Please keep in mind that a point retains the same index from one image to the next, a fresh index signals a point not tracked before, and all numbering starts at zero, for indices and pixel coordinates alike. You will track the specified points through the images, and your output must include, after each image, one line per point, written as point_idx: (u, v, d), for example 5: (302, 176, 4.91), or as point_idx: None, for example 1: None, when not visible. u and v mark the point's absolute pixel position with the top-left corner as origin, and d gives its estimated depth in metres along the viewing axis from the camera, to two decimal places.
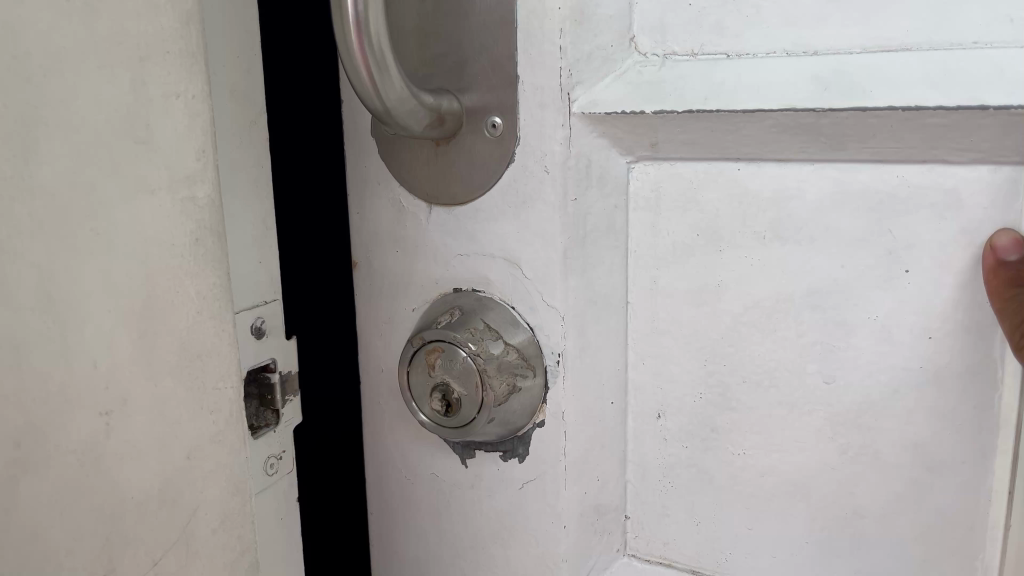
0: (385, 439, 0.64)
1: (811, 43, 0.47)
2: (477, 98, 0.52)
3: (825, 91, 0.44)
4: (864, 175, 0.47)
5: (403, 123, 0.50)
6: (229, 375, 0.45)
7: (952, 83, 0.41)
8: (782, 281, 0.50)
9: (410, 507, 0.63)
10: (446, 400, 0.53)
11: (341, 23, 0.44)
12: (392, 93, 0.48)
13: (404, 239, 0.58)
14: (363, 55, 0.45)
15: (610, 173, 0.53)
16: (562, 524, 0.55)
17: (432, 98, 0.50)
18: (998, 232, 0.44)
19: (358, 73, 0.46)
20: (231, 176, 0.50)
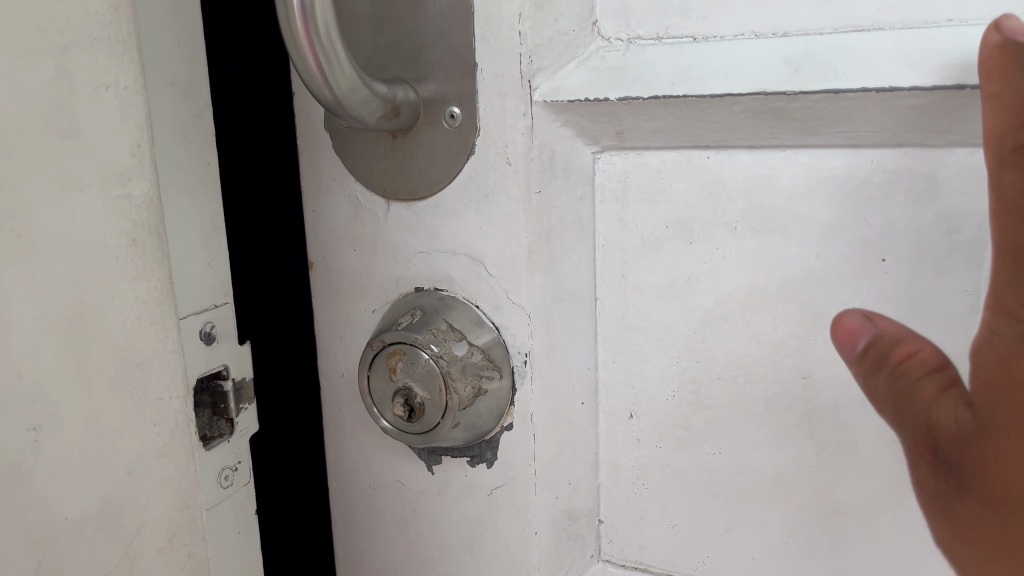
0: (347, 447, 0.61)
1: (781, 24, 0.45)
2: (434, 87, 0.49)
3: (796, 73, 0.42)
4: (838, 161, 0.45)
5: (355, 114, 0.47)
6: (175, 386, 0.41)
7: (926, 63, 0.40)
8: (755, 272, 0.48)
9: (374, 516, 0.61)
10: (409, 405, 0.50)
11: (285, 10, 0.42)
12: (342, 81, 0.45)
13: (360, 237, 0.55)
14: (310, 43, 0.42)
15: (574, 164, 0.51)
16: (533, 531, 0.53)
17: (385, 87, 0.48)
18: (1007, 16, 0.37)
19: (304, 60, 0.43)
20: (176, 174, 0.46)
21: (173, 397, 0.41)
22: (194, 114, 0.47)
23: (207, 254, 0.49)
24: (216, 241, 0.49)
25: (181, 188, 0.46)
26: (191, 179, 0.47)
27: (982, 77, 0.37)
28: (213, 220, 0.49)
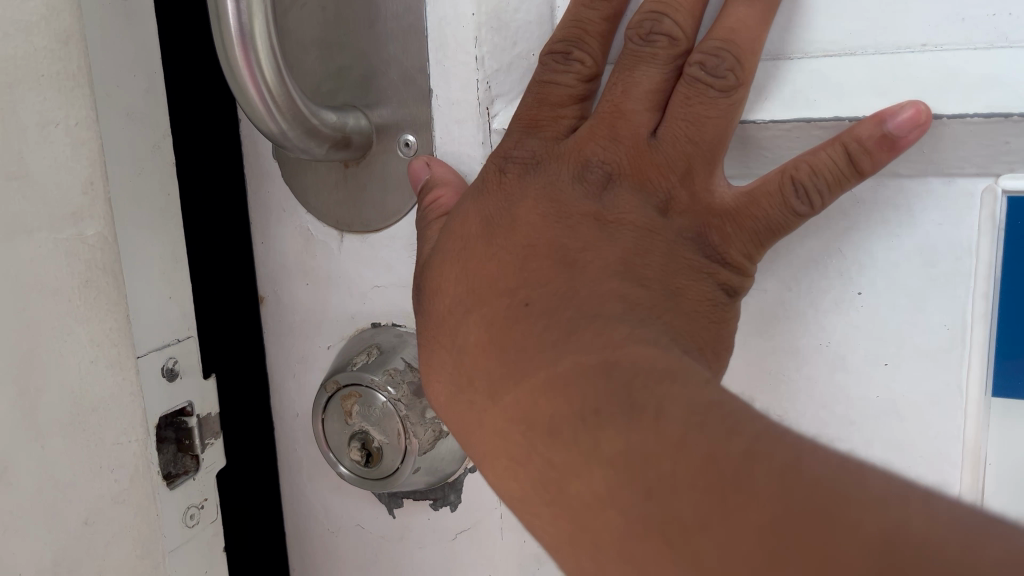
0: (306, 489, 0.58)
1: None
2: (387, 114, 0.47)
3: (764, 99, 0.40)
4: None
5: (304, 147, 0.44)
6: (132, 430, 0.46)
7: (901, 89, 0.37)
8: None
9: (338, 560, 0.58)
10: (365, 450, 0.48)
11: (224, 41, 0.39)
12: (289, 117, 0.42)
13: (313, 271, 0.53)
14: (251, 75, 0.40)
15: None
16: None
17: (334, 115, 0.45)
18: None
19: (246, 94, 0.41)
20: (133, 210, 0.44)
21: (133, 438, 0.46)
22: (153, 144, 0.45)
23: (168, 289, 0.47)
24: (178, 273, 0.47)
25: (140, 220, 0.44)
26: (150, 213, 0.45)
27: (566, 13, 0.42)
28: (175, 250, 0.47)
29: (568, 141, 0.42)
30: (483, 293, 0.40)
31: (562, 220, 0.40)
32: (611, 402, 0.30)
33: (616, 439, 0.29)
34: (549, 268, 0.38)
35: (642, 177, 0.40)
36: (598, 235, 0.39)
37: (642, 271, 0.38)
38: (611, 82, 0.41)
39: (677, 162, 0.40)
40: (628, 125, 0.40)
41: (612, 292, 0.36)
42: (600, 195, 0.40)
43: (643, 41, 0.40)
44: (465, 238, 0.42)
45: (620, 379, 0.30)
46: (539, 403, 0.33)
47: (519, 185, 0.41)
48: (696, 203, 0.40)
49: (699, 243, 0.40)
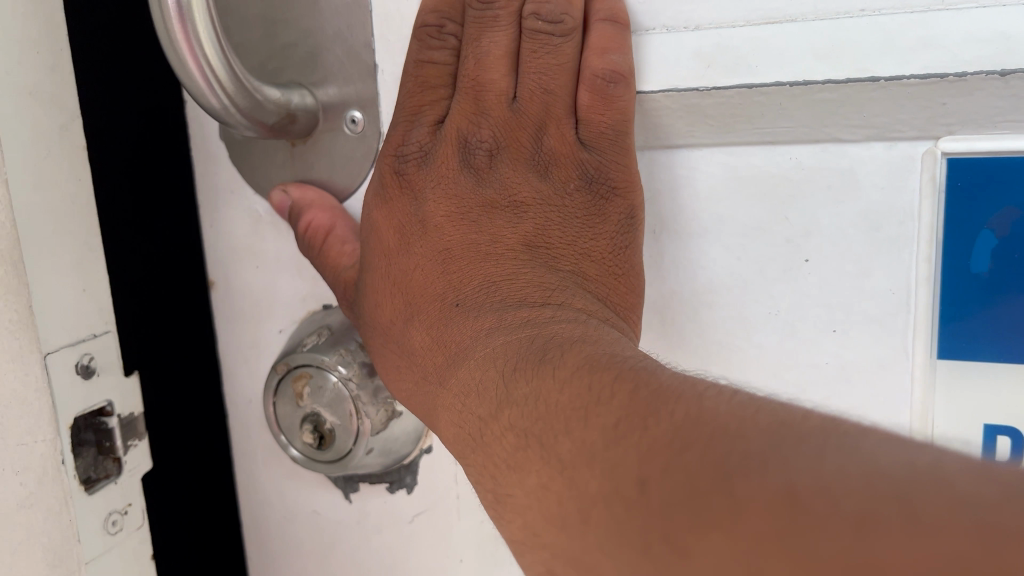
0: (260, 478, 0.57)
1: (695, 17, 0.40)
2: (333, 92, 0.46)
3: (708, 68, 0.40)
4: (758, 158, 0.42)
5: (249, 124, 0.43)
6: (37, 430, 0.42)
7: (840, 53, 0.38)
8: (675, 278, 0.45)
9: (291, 550, 0.57)
10: (318, 432, 0.48)
11: (161, 16, 0.38)
12: (232, 92, 0.41)
13: (263, 253, 0.52)
14: (192, 52, 0.39)
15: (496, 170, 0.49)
16: (459, 557, 0.51)
17: (280, 93, 0.44)
18: None
19: (189, 75, 0.39)
20: (32, 195, 0.40)
21: (40, 438, 0.42)
22: (61, 125, 0.41)
23: (80, 279, 0.43)
24: (88, 262, 0.43)
25: (39, 205, 0.40)
26: (51, 198, 0.41)
27: None
28: (87, 240, 0.43)
29: (446, 127, 0.49)
30: (418, 301, 0.44)
31: (463, 215, 0.47)
32: (527, 362, 0.32)
33: (524, 396, 0.31)
34: (471, 263, 0.44)
35: (521, 147, 0.48)
36: (504, 224, 0.46)
37: (555, 250, 0.46)
38: (463, 54, 0.47)
39: (540, 113, 0.48)
40: (491, 94, 0.47)
41: (529, 279, 0.42)
42: (497, 184, 0.48)
43: (546, 27, 0.45)
44: (385, 246, 0.47)
45: (525, 347, 0.34)
46: (461, 372, 0.36)
47: (420, 183, 0.48)
48: (609, 170, 0.46)
49: (592, 187, 0.47)
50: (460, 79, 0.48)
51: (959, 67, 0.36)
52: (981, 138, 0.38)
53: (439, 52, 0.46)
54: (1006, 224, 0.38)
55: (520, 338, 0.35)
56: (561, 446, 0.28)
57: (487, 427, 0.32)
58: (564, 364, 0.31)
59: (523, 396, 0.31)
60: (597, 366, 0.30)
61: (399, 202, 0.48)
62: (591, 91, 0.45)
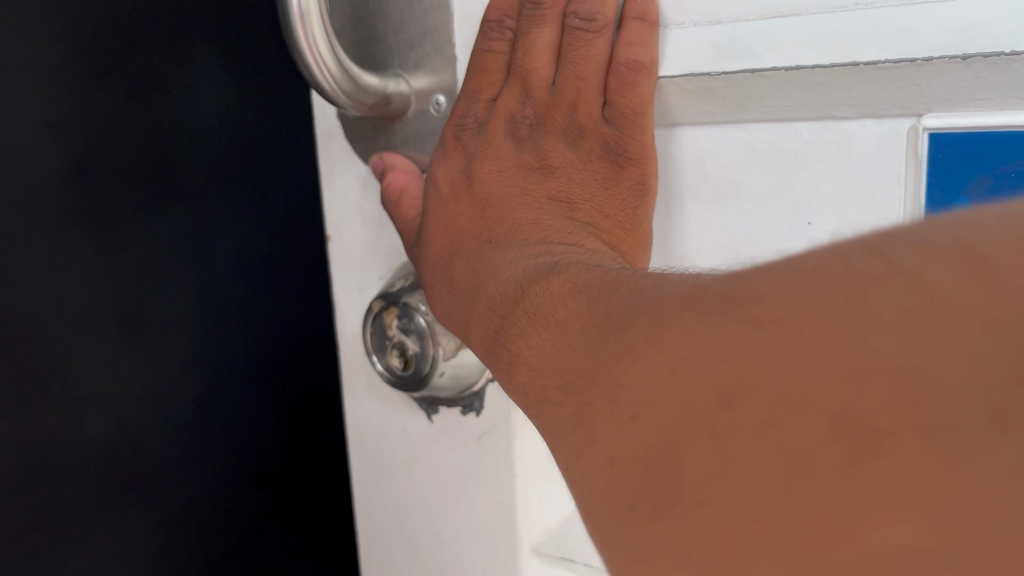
0: (363, 399, 0.68)
1: (715, 12, 0.47)
2: (422, 80, 0.56)
3: (720, 56, 0.47)
4: (769, 133, 0.48)
5: (352, 104, 0.51)
6: None
7: (831, 42, 0.44)
8: (700, 238, 0.52)
9: (387, 460, 0.69)
10: (403, 356, 0.59)
11: (286, 17, 0.46)
12: (338, 77, 0.49)
13: (370, 211, 0.63)
14: (308, 46, 0.47)
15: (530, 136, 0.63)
16: (516, 472, 0.60)
17: (377, 80, 0.52)
18: None
19: (305, 64, 0.48)
20: None
21: None
22: None
23: None
24: None
25: None
26: None
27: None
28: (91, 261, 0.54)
29: (499, 102, 0.61)
30: (462, 236, 0.58)
31: (504, 172, 0.61)
32: (534, 274, 0.44)
33: (545, 289, 0.40)
34: (503, 211, 0.58)
35: (556, 121, 0.61)
36: (537, 182, 0.61)
37: (575, 200, 0.60)
38: (517, 45, 0.59)
39: (571, 95, 0.59)
40: (534, 77, 0.60)
41: (545, 223, 0.55)
42: (533, 149, 0.62)
43: (584, 24, 0.56)
44: (446, 195, 0.60)
45: (534, 269, 0.44)
46: (482, 283, 0.49)
47: (474, 147, 0.61)
48: (623, 143, 0.57)
49: (609, 155, 0.59)
50: (513, 66, 0.60)
51: (928, 53, 0.42)
52: (959, 115, 0.42)
53: (498, 43, 0.58)
54: (980, 190, 0.42)
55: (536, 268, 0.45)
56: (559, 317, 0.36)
57: (504, 328, 0.42)
58: (564, 269, 0.42)
59: (527, 301, 0.41)
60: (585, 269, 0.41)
61: (458, 161, 0.61)
62: (616, 78, 0.55)
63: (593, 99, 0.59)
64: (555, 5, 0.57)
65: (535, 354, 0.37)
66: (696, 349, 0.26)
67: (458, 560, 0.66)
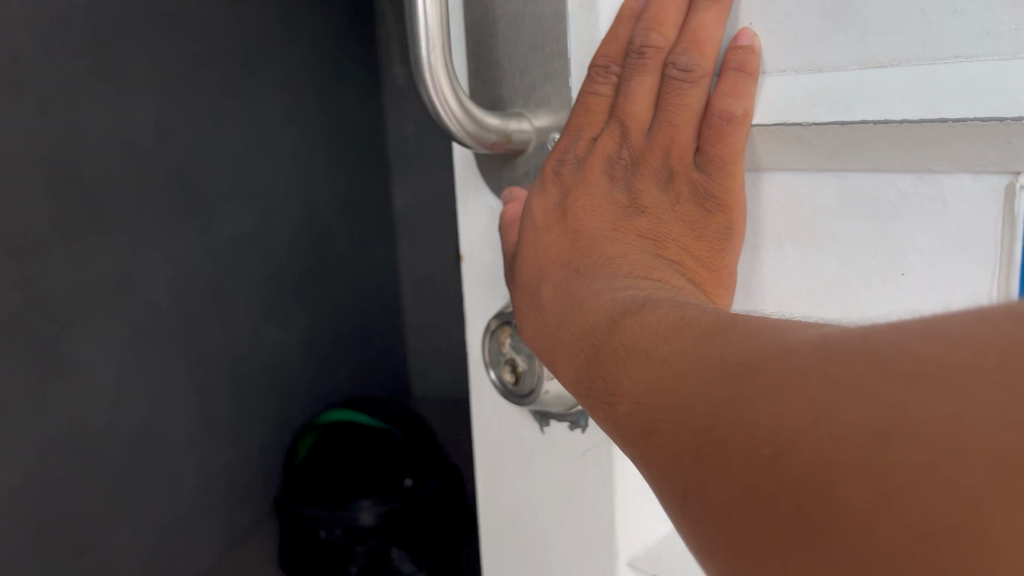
0: (484, 405, 0.71)
1: (819, 61, 0.47)
2: (544, 119, 0.59)
3: (815, 106, 0.47)
4: (866, 182, 0.48)
5: (478, 145, 0.54)
6: None
7: (925, 94, 0.43)
8: (793, 281, 0.52)
9: (501, 463, 0.71)
10: (514, 370, 0.63)
11: (417, 70, 0.50)
12: (463, 121, 0.52)
13: (491, 238, 0.66)
14: (438, 98, 0.50)
15: (620, 180, 0.60)
16: (613, 489, 0.61)
17: (500, 121, 0.55)
18: (621, 28, 0.57)
19: (439, 114, 0.51)
20: None
21: None
22: None
23: None
24: None
25: None
26: None
27: (620, 29, 0.57)
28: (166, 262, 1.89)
29: (596, 142, 0.60)
30: (548, 264, 0.56)
31: (595, 207, 0.59)
32: (622, 311, 0.45)
33: (638, 321, 0.43)
34: (588, 244, 0.57)
35: (652, 162, 0.59)
36: (629, 219, 0.58)
37: (662, 240, 0.57)
38: (620, 89, 0.58)
39: (666, 140, 0.58)
40: (633, 121, 0.59)
41: (633, 257, 0.53)
42: (628, 189, 0.60)
43: (679, 74, 0.55)
44: (542, 225, 0.58)
45: (621, 303, 0.46)
46: (582, 315, 0.48)
47: (568, 181, 0.60)
48: (714, 188, 0.55)
49: (699, 201, 0.57)
50: (615, 108, 0.59)
51: (1017, 111, 0.40)
52: None
53: (603, 87, 0.58)
54: None
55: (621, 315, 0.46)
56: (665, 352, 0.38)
57: (596, 359, 0.44)
58: (652, 309, 0.43)
59: (621, 335, 0.43)
60: (677, 320, 0.41)
61: (552, 192, 0.59)
62: (711, 126, 0.54)
63: (688, 143, 0.57)
64: (655, 56, 0.56)
65: (638, 384, 0.39)
66: (809, 389, 0.29)
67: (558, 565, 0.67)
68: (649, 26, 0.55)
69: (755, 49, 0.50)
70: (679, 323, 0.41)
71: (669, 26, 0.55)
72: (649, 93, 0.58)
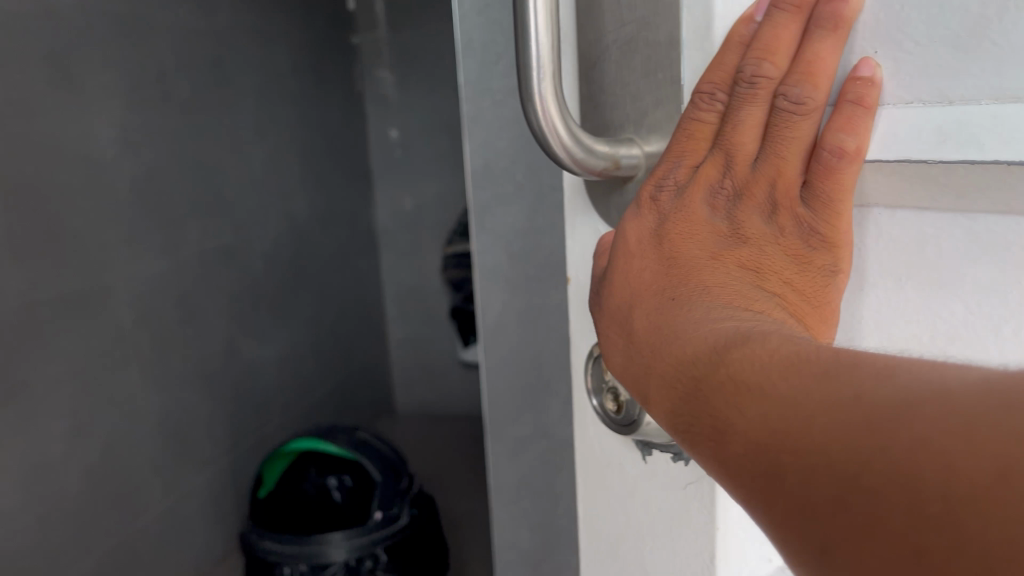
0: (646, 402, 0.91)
1: (960, 97, 0.57)
2: (656, 144, 0.80)
3: (949, 141, 0.57)
4: (1003, 217, 0.61)
5: (586, 169, 0.75)
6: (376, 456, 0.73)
7: None
8: (932, 298, 0.67)
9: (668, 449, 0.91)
10: None
11: (531, 106, 0.70)
12: (570, 146, 0.72)
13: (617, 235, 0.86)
14: (542, 128, 0.70)
15: (722, 205, 0.72)
16: None
17: (608, 148, 0.76)
18: (765, 60, 0.66)
19: (544, 141, 0.71)
20: None
21: None
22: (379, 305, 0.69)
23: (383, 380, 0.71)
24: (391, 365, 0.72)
25: None
26: None
27: (778, 59, 0.66)
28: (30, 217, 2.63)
29: (701, 166, 0.72)
30: (649, 287, 0.70)
31: (701, 242, 0.70)
32: (727, 343, 0.55)
33: (742, 354, 0.52)
34: (697, 271, 0.68)
35: (758, 193, 0.69)
36: (728, 246, 0.70)
37: (764, 270, 0.69)
38: (729, 119, 0.70)
39: (772, 173, 0.68)
40: (740, 150, 0.70)
41: (728, 289, 0.65)
42: (731, 217, 0.71)
43: (792, 106, 0.65)
44: (639, 243, 0.73)
45: (730, 333, 0.56)
46: (690, 360, 0.57)
47: (667, 205, 0.73)
48: (814, 224, 0.68)
49: (802, 235, 0.68)
50: (720, 137, 0.71)
51: None
52: None
53: (707, 110, 0.71)
54: None
55: (726, 334, 0.57)
56: (777, 389, 0.47)
57: (698, 391, 0.54)
58: (766, 341, 0.52)
59: (726, 369, 0.52)
60: (802, 363, 0.48)
61: (659, 223, 0.73)
62: (818, 163, 0.65)
63: (791, 171, 0.68)
64: (767, 85, 0.67)
65: (765, 416, 0.47)
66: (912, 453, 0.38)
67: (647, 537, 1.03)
68: (761, 59, 0.66)
69: (876, 73, 0.61)
70: (791, 345, 0.51)
71: (778, 54, 0.66)
72: (758, 122, 0.69)
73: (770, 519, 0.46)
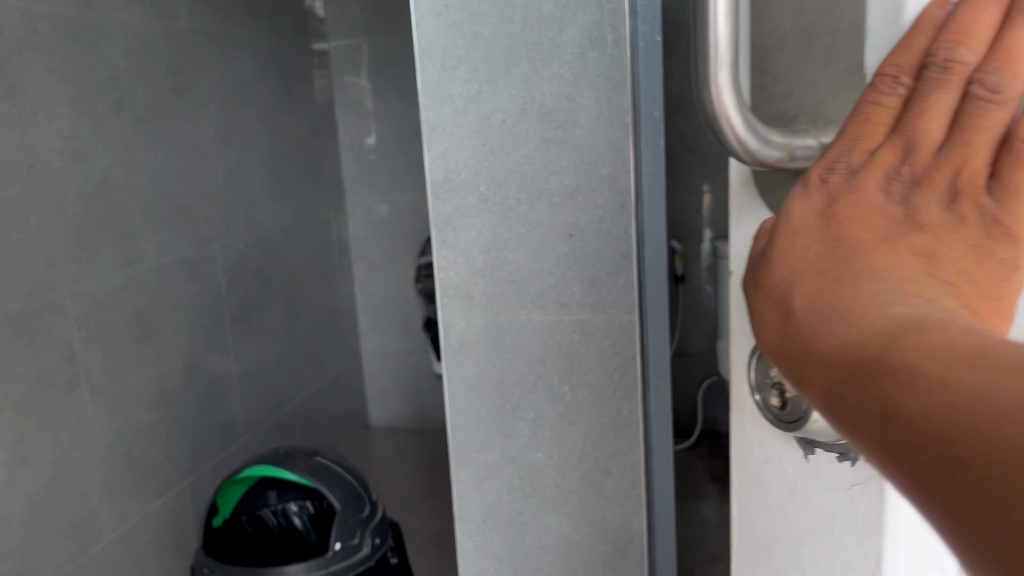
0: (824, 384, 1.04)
1: None
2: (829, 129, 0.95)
3: None
4: None
5: (753, 157, 0.90)
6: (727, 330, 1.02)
7: None
8: None
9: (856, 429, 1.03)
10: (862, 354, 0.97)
11: (713, 96, 0.87)
12: (739, 137, 0.89)
13: None
14: (721, 115, 0.87)
15: (899, 191, 0.78)
16: None
17: (781, 138, 0.91)
18: (958, 51, 0.77)
19: (720, 126, 0.88)
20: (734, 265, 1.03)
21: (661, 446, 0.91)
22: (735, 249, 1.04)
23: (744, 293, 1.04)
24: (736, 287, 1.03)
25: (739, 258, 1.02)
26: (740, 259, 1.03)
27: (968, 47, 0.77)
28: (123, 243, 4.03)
29: (877, 150, 0.80)
30: (808, 270, 0.74)
31: (876, 220, 0.76)
32: (912, 329, 0.57)
33: (934, 339, 0.54)
34: (866, 254, 0.73)
35: (939, 183, 0.78)
36: (903, 230, 0.76)
37: (941, 256, 0.75)
38: (915, 106, 0.79)
39: (955, 163, 0.77)
40: (923, 137, 0.78)
41: (903, 275, 0.70)
42: (908, 203, 0.78)
43: (988, 94, 0.76)
44: (803, 226, 0.79)
45: (909, 323, 0.59)
46: (861, 339, 0.61)
47: (838, 189, 0.79)
48: (1005, 217, 0.77)
49: (986, 225, 0.77)
50: (898, 125, 0.80)
51: None
52: None
53: (888, 93, 0.81)
54: None
55: (900, 321, 0.60)
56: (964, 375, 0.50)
57: (874, 371, 0.57)
58: (956, 332, 0.54)
59: (907, 355, 0.55)
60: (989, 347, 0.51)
61: (829, 203, 0.79)
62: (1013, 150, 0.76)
63: (977, 161, 0.77)
64: (961, 70, 0.77)
65: (930, 399, 0.51)
66: None
67: (809, 531, 1.18)
68: (954, 53, 0.77)
69: None
70: (973, 337, 0.53)
71: (970, 49, 0.77)
72: (949, 109, 0.78)
73: (939, 510, 0.49)
